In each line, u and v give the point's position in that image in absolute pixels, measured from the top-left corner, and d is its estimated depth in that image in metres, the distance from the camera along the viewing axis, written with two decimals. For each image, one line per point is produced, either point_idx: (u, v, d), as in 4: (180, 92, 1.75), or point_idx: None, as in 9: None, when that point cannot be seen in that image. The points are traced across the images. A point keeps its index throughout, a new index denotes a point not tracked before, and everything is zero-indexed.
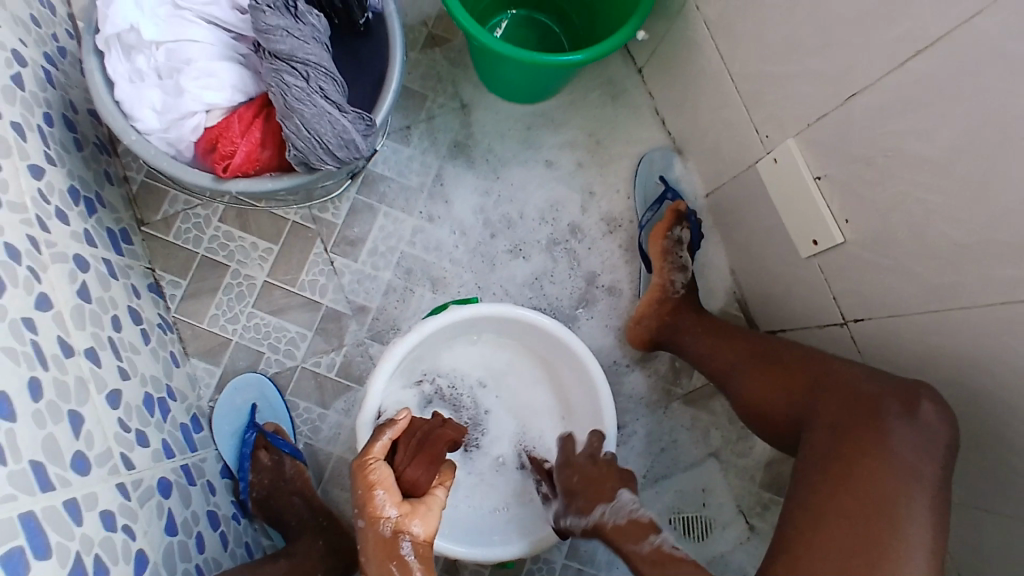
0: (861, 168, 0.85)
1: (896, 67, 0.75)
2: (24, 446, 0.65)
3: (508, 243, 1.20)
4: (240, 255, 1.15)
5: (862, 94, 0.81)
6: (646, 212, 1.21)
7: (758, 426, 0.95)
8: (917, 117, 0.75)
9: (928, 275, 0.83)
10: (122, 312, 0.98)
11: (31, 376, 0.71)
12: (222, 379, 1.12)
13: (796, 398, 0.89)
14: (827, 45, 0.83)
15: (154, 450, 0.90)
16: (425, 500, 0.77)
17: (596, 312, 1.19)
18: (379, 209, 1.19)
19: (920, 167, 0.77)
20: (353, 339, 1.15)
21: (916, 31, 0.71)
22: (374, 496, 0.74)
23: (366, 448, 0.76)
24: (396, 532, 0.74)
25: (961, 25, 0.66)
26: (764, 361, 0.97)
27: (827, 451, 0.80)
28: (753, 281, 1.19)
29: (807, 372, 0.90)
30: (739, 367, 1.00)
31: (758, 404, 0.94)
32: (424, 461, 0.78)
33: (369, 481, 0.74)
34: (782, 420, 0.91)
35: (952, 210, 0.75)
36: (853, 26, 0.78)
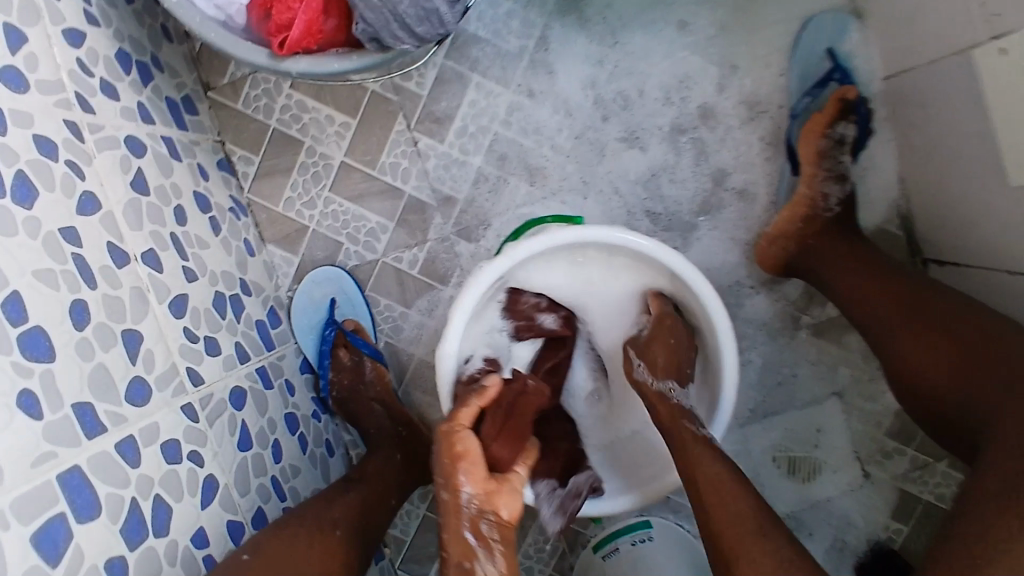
0: None
1: None
2: (65, 388, 0.60)
3: (622, 130, 0.99)
4: (314, 130, 1.01)
5: None
6: (804, 97, 0.96)
7: (910, 400, 0.76)
8: None
9: None
10: (187, 200, 0.89)
11: (74, 299, 0.65)
12: (300, 269, 1.04)
13: (954, 376, 0.71)
14: None
15: (225, 359, 0.85)
16: (508, 478, 0.72)
17: (720, 221, 1.00)
18: (471, 79, 1.00)
19: None
20: (438, 234, 1.03)
21: None
22: (457, 467, 0.69)
23: (453, 414, 0.72)
24: (478, 509, 0.69)
25: None
26: (912, 318, 0.78)
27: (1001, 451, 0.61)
28: (925, 198, 0.95)
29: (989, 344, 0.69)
30: (879, 323, 0.81)
31: (906, 377, 0.75)
32: (510, 439, 0.74)
33: (454, 451, 0.70)
34: (935, 399, 0.72)
35: None
36: None
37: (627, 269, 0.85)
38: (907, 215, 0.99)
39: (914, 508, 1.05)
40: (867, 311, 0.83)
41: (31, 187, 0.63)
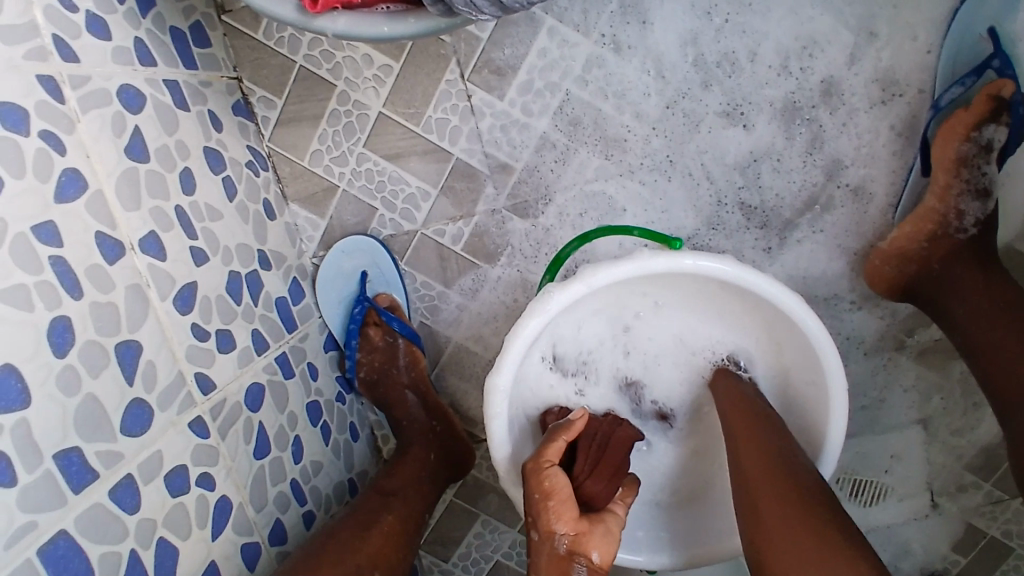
0: None
1: None
2: (43, 436, 0.48)
3: (724, 101, 0.82)
4: (348, 73, 0.84)
5: None
6: (953, 86, 0.77)
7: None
8: None
9: None
10: (196, 160, 0.74)
11: (54, 316, 0.52)
12: (327, 234, 0.91)
13: None
14: None
15: (243, 353, 0.73)
16: (601, 518, 0.63)
17: (828, 223, 0.84)
18: (544, 22, 0.81)
19: None
20: (487, 206, 0.88)
21: None
22: (548, 507, 0.61)
23: (542, 452, 0.63)
24: (572, 552, 0.61)
25: None
26: None
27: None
28: None
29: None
30: None
31: None
32: (605, 475, 0.66)
33: (544, 490, 0.61)
34: None
35: None
36: None
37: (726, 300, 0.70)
38: None
39: (978, 542, 0.94)
40: (999, 371, 0.68)
41: None
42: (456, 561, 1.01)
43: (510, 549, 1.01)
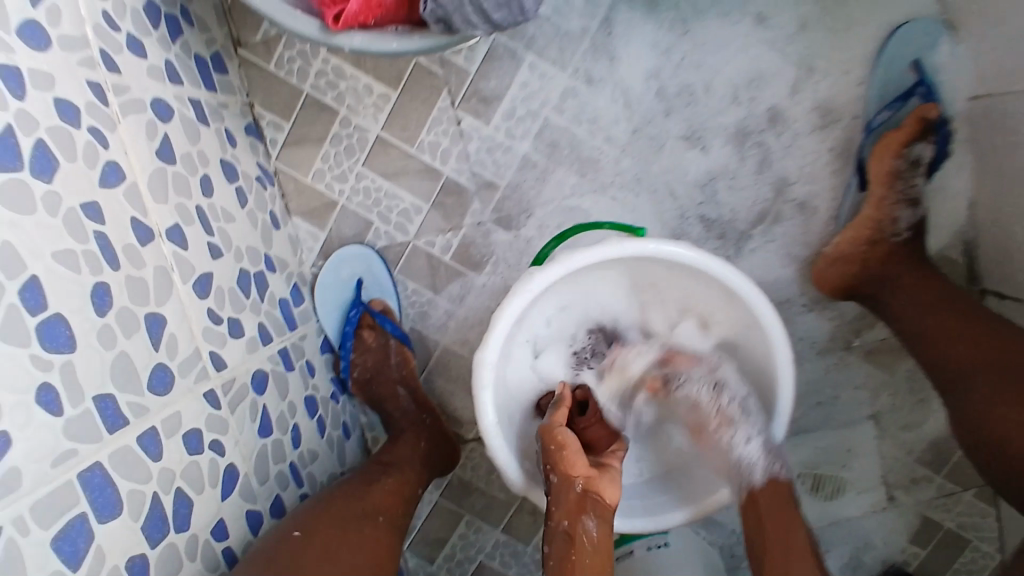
0: None
1: None
2: (86, 379, 0.56)
3: (684, 127, 0.93)
4: (350, 100, 0.94)
5: None
6: (884, 110, 0.88)
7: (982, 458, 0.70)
8: None
9: None
10: (213, 169, 0.82)
11: (96, 281, 0.59)
12: (326, 245, 0.99)
13: None
14: None
15: (249, 341, 0.81)
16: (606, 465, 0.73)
17: (778, 233, 0.95)
18: (524, 58, 0.92)
19: None
20: (474, 220, 0.97)
21: None
22: (565, 453, 0.70)
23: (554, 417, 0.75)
24: (589, 490, 0.69)
25: None
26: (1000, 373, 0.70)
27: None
28: (996, 226, 0.89)
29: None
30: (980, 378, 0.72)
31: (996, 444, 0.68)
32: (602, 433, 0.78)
33: (559, 440, 0.71)
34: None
35: None
36: None
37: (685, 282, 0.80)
38: (974, 243, 0.93)
39: (934, 534, 1.01)
40: (950, 355, 0.76)
41: (50, 159, 0.57)
42: (440, 563, 1.07)
43: (492, 550, 1.07)
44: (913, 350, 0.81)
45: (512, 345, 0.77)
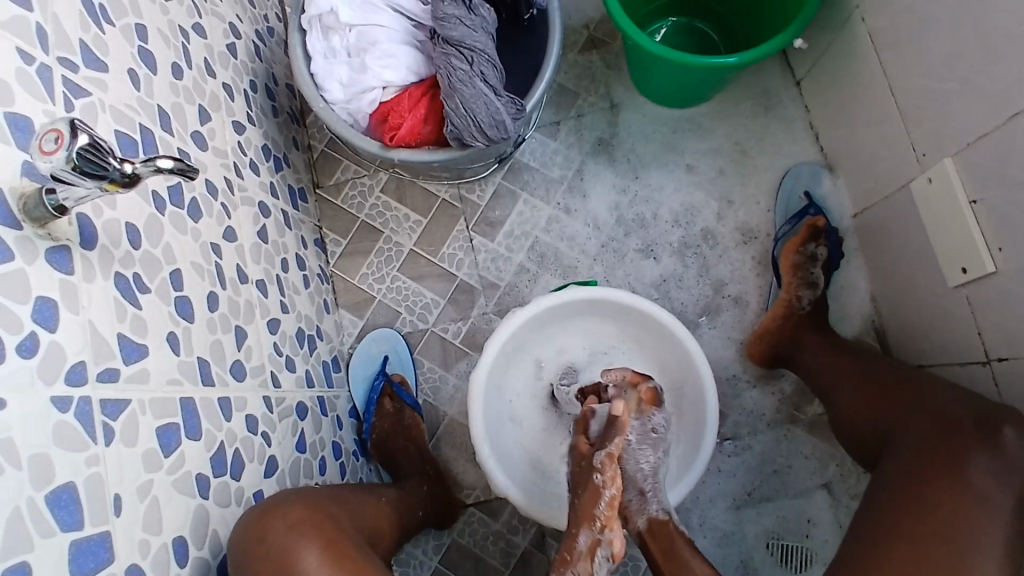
0: (1008, 196, 0.82)
1: (1011, 115, 0.79)
2: (195, 344, 0.81)
3: (640, 243, 1.22)
4: (393, 224, 1.28)
5: (1001, 127, 0.81)
6: (783, 224, 1.17)
7: (851, 442, 0.94)
8: (1006, 194, 0.82)
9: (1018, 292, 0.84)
10: (290, 256, 1.13)
11: (210, 290, 0.87)
12: (363, 330, 1.25)
13: (879, 419, 0.89)
14: (971, 72, 0.84)
15: (298, 377, 1.05)
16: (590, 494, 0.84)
17: (719, 322, 1.19)
18: (520, 195, 1.26)
19: (1016, 225, 0.82)
20: (479, 312, 1.24)
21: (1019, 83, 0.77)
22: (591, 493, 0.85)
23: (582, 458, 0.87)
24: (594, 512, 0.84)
25: None
26: (854, 373, 0.98)
27: (911, 463, 0.78)
28: (891, 313, 1.12)
29: (907, 393, 0.88)
30: (839, 380, 0.99)
31: (851, 419, 0.93)
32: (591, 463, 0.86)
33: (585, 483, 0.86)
34: (868, 438, 0.90)
35: None
36: (985, 52, 0.81)
37: (634, 330, 1.03)
38: (881, 328, 1.15)
39: None
40: (820, 368, 1.03)
41: (198, 209, 0.89)
42: None
43: None
44: (816, 386, 1.03)
45: (499, 374, 0.99)
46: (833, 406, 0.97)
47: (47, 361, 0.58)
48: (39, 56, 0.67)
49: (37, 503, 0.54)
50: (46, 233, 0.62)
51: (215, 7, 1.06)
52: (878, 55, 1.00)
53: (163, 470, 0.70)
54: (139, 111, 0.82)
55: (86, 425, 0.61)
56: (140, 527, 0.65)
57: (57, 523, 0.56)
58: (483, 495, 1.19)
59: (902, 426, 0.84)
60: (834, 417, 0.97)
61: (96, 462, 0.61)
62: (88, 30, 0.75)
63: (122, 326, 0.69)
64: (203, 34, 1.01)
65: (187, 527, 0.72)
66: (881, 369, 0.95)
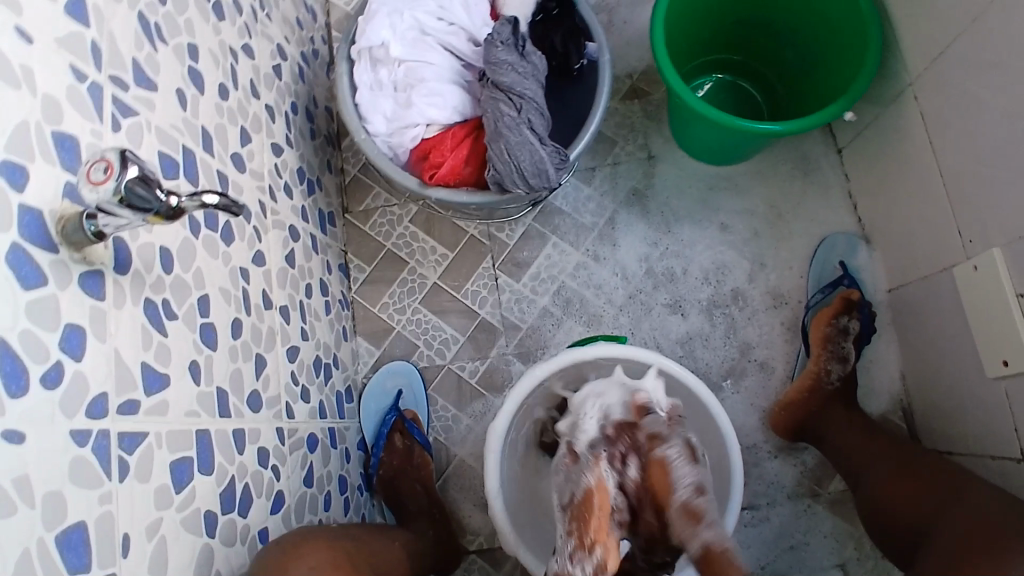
0: None
1: None
2: (216, 373, 0.79)
3: (668, 297, 1.20)
4: (418, 256, 1.26)
5: None
6: (815, 293, 1.15)
7: (882, 530, 0.92)
8: None
9: None
10: (314, 282, 1.12)
11: (235, 317, 0.86)
12: (378, 361, 1.24)
13: (923, 510, 0.86)
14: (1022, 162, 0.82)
15: (311, 408, 1.03)
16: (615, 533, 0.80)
17: (742, 387, 1.16)
18: (550, 238, 1.25)
19: None
20: (499, 352, 1.22)
21: None
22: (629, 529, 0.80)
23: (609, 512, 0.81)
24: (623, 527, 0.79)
25: None
26: (890, 460, 0.95)
27: (949, 565, 0.76)
28: (923, 394, 1.09)
29: (949, 487, 0.86)
30: (871, 464, 0.97)
31: (885, 509, 0.91)
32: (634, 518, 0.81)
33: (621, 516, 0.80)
34: (907, 531, 0.88)
35: None
36: None
37: None
38: (908, 408, 1.12)
39: None
40: (845, 443, 1.02)
41: (231, 233, 0.88)
42: None
43: None
44: (840, 465, 1.02)
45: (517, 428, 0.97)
46: (866, 490, 0.95)
47: (69, 394, 0.56)
48: (92, 74, 0.66)
49: (47, 544, 0.52)
50: (81, 256, 0.60)
51: (265, 29, 1.06)
52: (929, 134, 0.99)
53: (173, 508, 0.68)
54: (183, 130, 0.81)
55: (102, 459, 0.59)
56: (147, 566, 0.63)
57: (65, 565, 0.53)
58: (487, 543, 1.16)
59: (946, 519, 0.82)
60: (865, 502, 0.95)
61: (109, 498, 0.59)
62: (142, 48, 0.75)
63: (147, 355, 0.67)
64: (251, 55, 1.01)
65: (192, 568, 0.69)
66: (924, 462, 0.93)
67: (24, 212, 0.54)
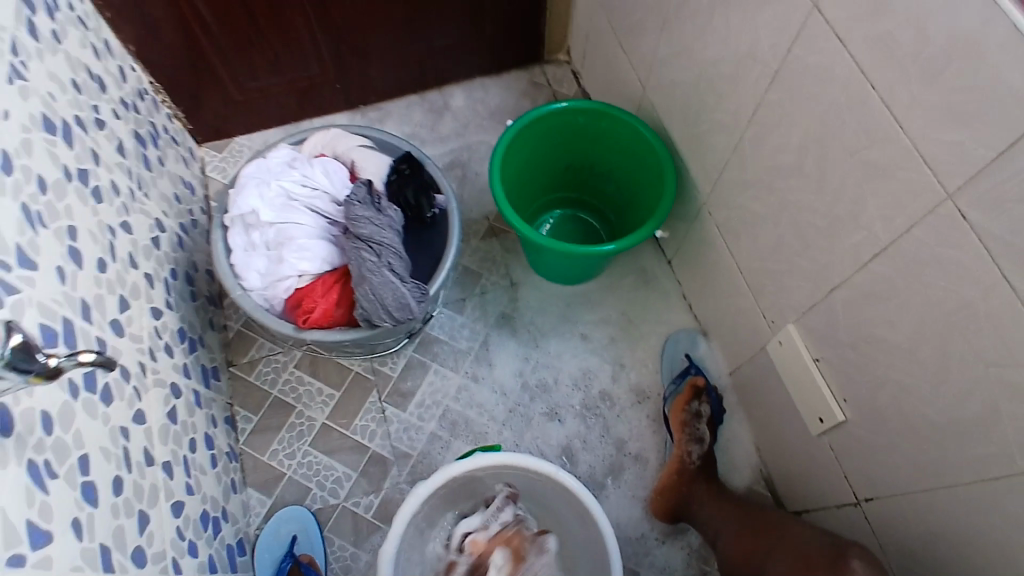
0: (849, 352, 0.95)
1: (826, 292, 0.96)
2: (99, 529, 0.80)
3: (544, 406, 1.30)
4: (306, 398, 1.31)
5: (829, 296, 0.96)
6: (670, 384, 1.30)
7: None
8: (839, 356, 0.97)
9: (869, 438, 0.96)
10: (198, 436, 1.14)
11: (116, 474, 0.87)
12: (271, 510, 1.24)
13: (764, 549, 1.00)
14: (788, 254, 1.02)
15: (199, 564, 1.02)
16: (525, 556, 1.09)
17: (623, 481, 1.25)
18: (431, 365, 1.34)
19: (855, 385, 0.96)
20: (393, 483, 1.25)
21: (828, 277, 0.95)
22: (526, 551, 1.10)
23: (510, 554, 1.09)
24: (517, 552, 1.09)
25: (850, 276, 0.90)
26: (735, 514, 1.09)
27: None
28: (776, 461, 1.22)
29: (782, 530, 1.00)
30: (722, 521, 1.10)
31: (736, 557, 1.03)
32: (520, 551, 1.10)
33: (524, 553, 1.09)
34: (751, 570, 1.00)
35: (873, 385, 0.92)
36: (799, 241, 0.99)
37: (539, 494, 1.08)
38: (768, 476, 1.25)
39: None
40: (700, 506, 1.15)
41: (110, 393, 0.91)
42: None
43: None
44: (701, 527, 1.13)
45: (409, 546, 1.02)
46: (720, 545, 1.07)
47: None
48: None
49: None
50: None
51: (142, 206, 1.16)
52: (726, 240, 1.19)
53: None
54: (63, 302, 0.87)
55: None
56: None
57: None
58: None
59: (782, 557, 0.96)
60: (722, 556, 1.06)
61: None
62: (24, 233, 0.82)
63: (31, 512, 0.69)
64: (129, 230, 1.10)
65: None
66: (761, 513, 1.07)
67: None
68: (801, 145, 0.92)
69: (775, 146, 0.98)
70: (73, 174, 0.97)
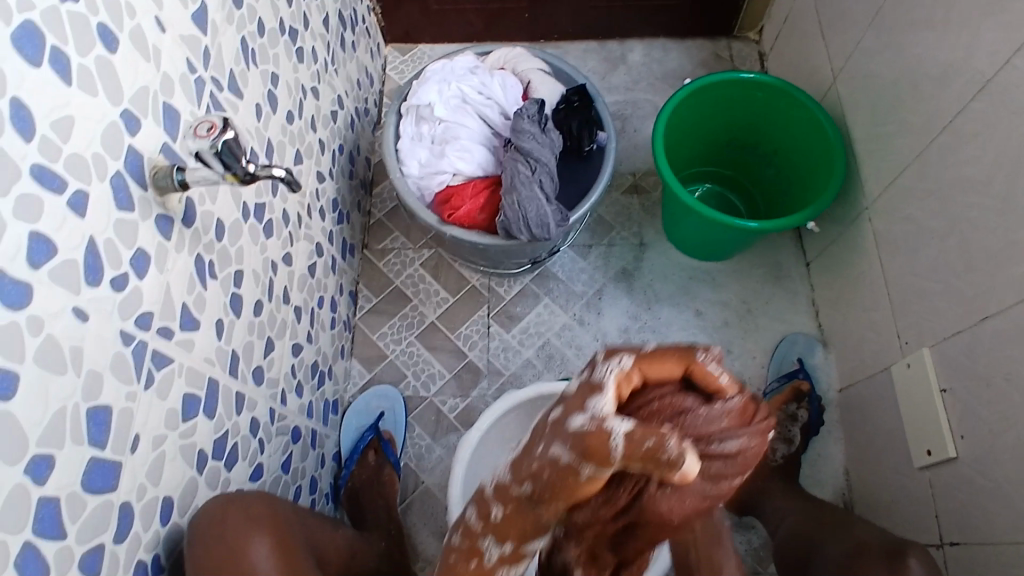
0: (982, 387, 0.90)
1: (977, 320, 0.91)
2: (235, 337, 0.90)
3: None
4: (423, 295, 1.39)
5: (979, 324, 0.90)
6: (772, 381, 1.28)
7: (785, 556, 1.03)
8: (970, 390, 0.92)
9: (980, 481, 0.91)
10: (326, 297, 1.24)
11: (258, 299, 0.97)
12: (367, 384, 1.33)
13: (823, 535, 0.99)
14: (945, 274, 0.97)
15: (301, 404, 1.12)
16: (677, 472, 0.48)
17: None
18: (543, 298, 1.38)
19: (980, 424, 0.90)
20: (480, 393, 1.31)
21: (986, 305, 0.89)
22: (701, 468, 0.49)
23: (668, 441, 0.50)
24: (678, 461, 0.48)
25: (1011, 307, 0.85)
26: (802, 505, 1.08)
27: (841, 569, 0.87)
28: (864, 487, 1.17)
29: (847, 525, 0.98)
30: (787, 508, 1.09)
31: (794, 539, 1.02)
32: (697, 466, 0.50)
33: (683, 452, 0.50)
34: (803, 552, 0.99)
35: (1000, 426, 0.87)
36: (962, 262, 0.94)
37: None
38: (850, 501, 1.20)
39: None
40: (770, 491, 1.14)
41: (272, 228, 1.01)
42: None
43: None
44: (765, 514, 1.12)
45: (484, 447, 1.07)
46: (782, 529, 1.06)
47: (127, 299, 0.68)
48: (200, 70, 0.82)
49: (80, 411, 0.61)
50: (161, 201, 0.73)
51: (331, 80, 1.26)
52: (879, 251, 1.14)
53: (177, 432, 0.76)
54: (255, 136, 0.97)
55: (136, 362, 0.69)
56: (145, 471, 0.70)
57: (89, 434, 0.62)
58: None
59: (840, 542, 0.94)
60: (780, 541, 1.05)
61: (133, 397, 0.68)
62: (239, 65, 0.92)
63: (188, 298, 0.79)
64: (317, 96, 1.20)
65: (177, 492, 0.76)
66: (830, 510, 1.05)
67: (130, 152, 0.68)
68: (995, 161, 0.86)
69: (965, 158, 0.92)
70: (286, 29, 1.07)
